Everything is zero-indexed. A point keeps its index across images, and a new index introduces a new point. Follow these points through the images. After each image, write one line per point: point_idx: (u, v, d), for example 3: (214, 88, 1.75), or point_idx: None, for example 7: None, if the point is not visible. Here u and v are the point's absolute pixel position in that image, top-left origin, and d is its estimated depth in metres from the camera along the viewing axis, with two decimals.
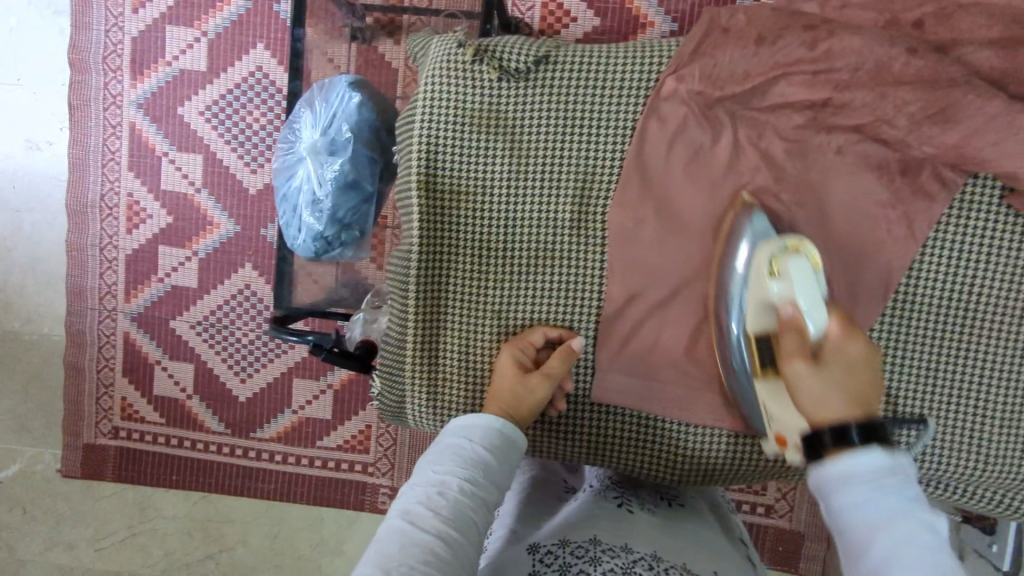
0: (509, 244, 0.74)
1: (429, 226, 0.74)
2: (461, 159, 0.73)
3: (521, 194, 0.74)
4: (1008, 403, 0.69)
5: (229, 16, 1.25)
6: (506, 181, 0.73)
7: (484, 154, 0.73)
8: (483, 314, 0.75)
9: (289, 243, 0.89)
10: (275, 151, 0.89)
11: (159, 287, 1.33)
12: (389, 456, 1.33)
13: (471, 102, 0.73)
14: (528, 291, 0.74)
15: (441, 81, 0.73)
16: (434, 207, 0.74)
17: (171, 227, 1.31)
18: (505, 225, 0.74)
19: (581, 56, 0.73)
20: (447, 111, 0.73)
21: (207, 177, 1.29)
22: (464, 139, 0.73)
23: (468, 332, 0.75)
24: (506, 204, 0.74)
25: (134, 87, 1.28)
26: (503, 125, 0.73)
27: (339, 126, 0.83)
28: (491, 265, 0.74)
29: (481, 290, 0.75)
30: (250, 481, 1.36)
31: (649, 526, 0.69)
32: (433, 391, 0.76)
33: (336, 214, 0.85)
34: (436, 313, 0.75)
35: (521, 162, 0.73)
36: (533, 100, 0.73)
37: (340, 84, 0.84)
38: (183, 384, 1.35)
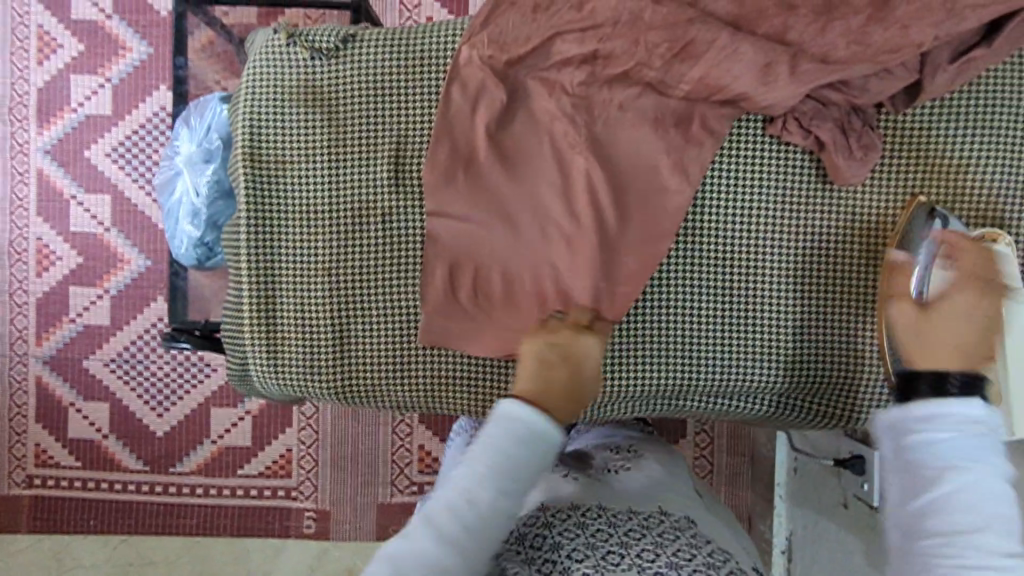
0: (332, 206, 0.79)
1: (258, 197, 0.79)
2: (284, 133, 0.79)
3: (341, 159, 0.79)
4: (791, 316, 0.77)
5: (131, 62, 1.32)
6: (325, 149, 0.79)
7: (304, 126, 0.79)
8: (313, 274, 0.79)
9: (173, 254, 0.93)
10: (159, 169, 0.95)
11: (71, 328, 1.33)
12: (312, 478, 1.34)
13: (289, 81, 0.79)
14: (353, 248, 0.78)
15: (261, 66, 0.79)
16: (262, 181, 0.79)
17: (81, 267, 1.33)
18: (328, 188, 0.79)
19: (388, 33, 0.80)
20: (267, 91, 0.79)
21: (116, 216, 1.33)
22: (285, 115, 0.79)
23: (301, 292, 0.79)
24: (328, 171, 0.79)
25: (41, 134, 1.32)
26: (320, 99, 0.79)
27: (212, 136, 0.89)
28: (319, 228, 0.79)
29: (310, 252, 0.79)
30: (170, 518, 1.34)
31: (592, 489, 0.78)
32: (271, 351, 0.79)
33: (215, 220, 0.89)
34: (270, 278, 0.79)
35: (338, 130, 0.79)
36: (346, 73, 0.79)
37: (212, 100, 0.90)
38: (98, 424, 1.34)
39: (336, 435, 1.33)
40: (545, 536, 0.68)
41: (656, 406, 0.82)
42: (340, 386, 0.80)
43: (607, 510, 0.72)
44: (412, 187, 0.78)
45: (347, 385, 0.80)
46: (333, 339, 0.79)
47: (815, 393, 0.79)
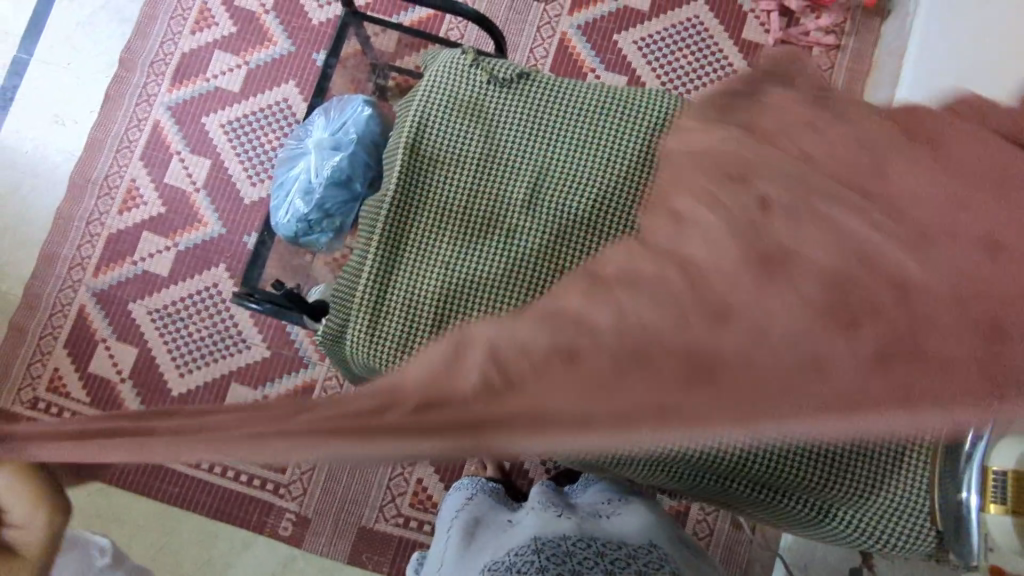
0: (467, 205, 0.83)
1: (404, 181, 0.85)
2: (444, 135, 0.86)
3: (487, 169, 0.85)
4: None
5: (272, 54, 1.43)
6: (476, 158, 0.85)
7: (462, 135, 0.86)
8: (433, 263, 0.80)
9: (273, 224, 1.00)
10: (285, 145, 1.03)
11: (130, 269, 1.38)
12: (303, 480, 1.32)
13: (460, 94, 0.87)
14: (471, 257, 0.80)
15: (442, 73, 0.88)
16: (412, 170, 0.85)
17: (160, 217, 1.39)
18: (467, 188, 0.84)
19: (558, 78, 0.89)
20: (440, 97, 0.87)
21: (209, 180, 1.40)
22: (449, 120, 0.86)
23: (418, 275, 0.80)
24: (472, 175, 0.85)
25: (169, 92, 1.43)
26: (482, 116, 0.87)
27: (347, 129, 0.97)
28: (451, 225, 0.82)
29: (435, 241, 0.82)
30: (152, 480, 1.31)
31: (582, 525, 0.86)
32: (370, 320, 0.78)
33: (323, 204, 0.95)
34: (394, 255, 0.81)
35: (492, 146, 0.86)
36: (512, 101, 0.87)
37: (356, 100, 0.99)
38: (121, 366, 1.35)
39: None
40: (534, 561, 0.75)
41: (713, 481, 0.81)
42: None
43: (594, 540, 0.81)
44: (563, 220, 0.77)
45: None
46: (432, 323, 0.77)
47: (861, 513, 0.76)
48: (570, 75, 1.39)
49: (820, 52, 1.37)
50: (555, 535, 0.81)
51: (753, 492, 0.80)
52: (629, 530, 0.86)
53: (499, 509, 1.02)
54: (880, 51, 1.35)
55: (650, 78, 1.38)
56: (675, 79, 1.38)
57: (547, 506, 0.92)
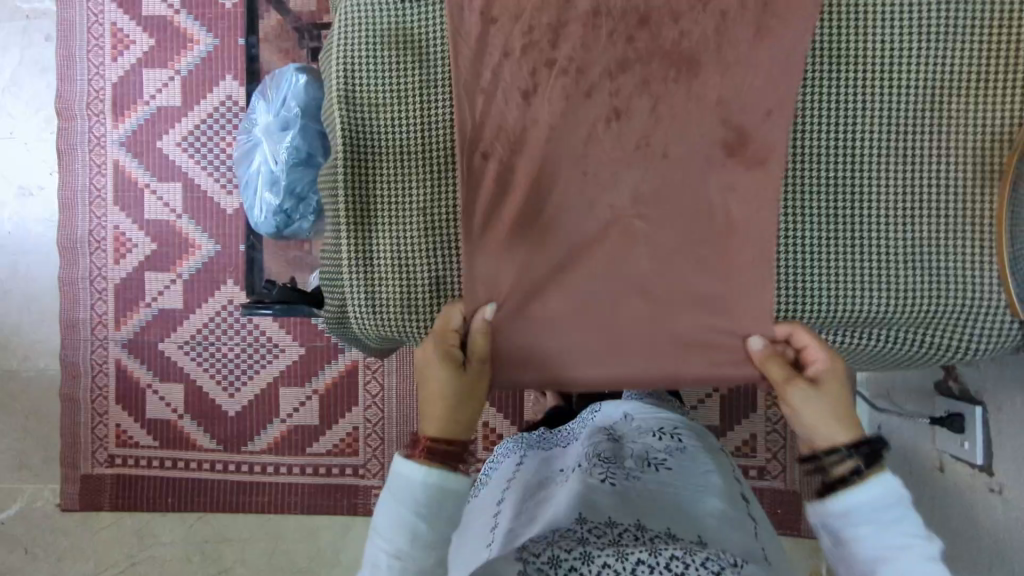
0: (428, 158, 0.68)
1: (348, 150, 0.68)
2: (376, 80, 0.67)
3: (438, 105, 0.68)
4: (933, 169, 0.65)
5: (199, 54, 1.36)
6: (421, 98, 0.68)
7: (396, 72, 0.68)
8: (411, 234, 0.68)
9: (253, 224, 0.96)
10: (237, 142, 0.97)
11: (147, 312, 1.38)
12: (379, 456, 1.34)
13: (376, 22, 0.67)
14: (449, 212, 0.68)
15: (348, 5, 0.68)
16: (353, 132, 0.68)
17: (155, 253, 1.37)
18: (420, 134, 0.68)
19: None
20: (353, 36, 0.67)
21: (186, 203, 1.37)
22: (375, 60, 0.67)
23: (399, 255, 0.68)
24: (423, 119, 0.68)
25: (116, 127, 1.38)
26: (410, 41, 0.67)
27: (288, 105, 0.90)
28: (415, 170, 0.68)
29: (406, 209, 0.68)
30: (242, 496, 1.36)
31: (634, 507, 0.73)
32: (368, 298, 0.69)
33: (293, 188, 0.91)
34: (366, 238, 0.69)
35: (434, 75, 0.68)
36: (439, 10, 0.67)
37: (289, 70, 0.92)
38: (174, 405, 1.38)
39: (401, 415, 1.33)
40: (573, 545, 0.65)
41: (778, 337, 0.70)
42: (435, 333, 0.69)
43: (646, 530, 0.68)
44: (1005, 30, 0.64)
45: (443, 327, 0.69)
46: (429, 283, 0.69)
47: (940, 298, 0.65)
48: None
49: None
50: (602, 512, 0.71)
51: (842, 338, 0.69)
52: (689, 513, 0.74)
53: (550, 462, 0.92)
54: None
55: None
56: None
57: (593, 460, 0.81)
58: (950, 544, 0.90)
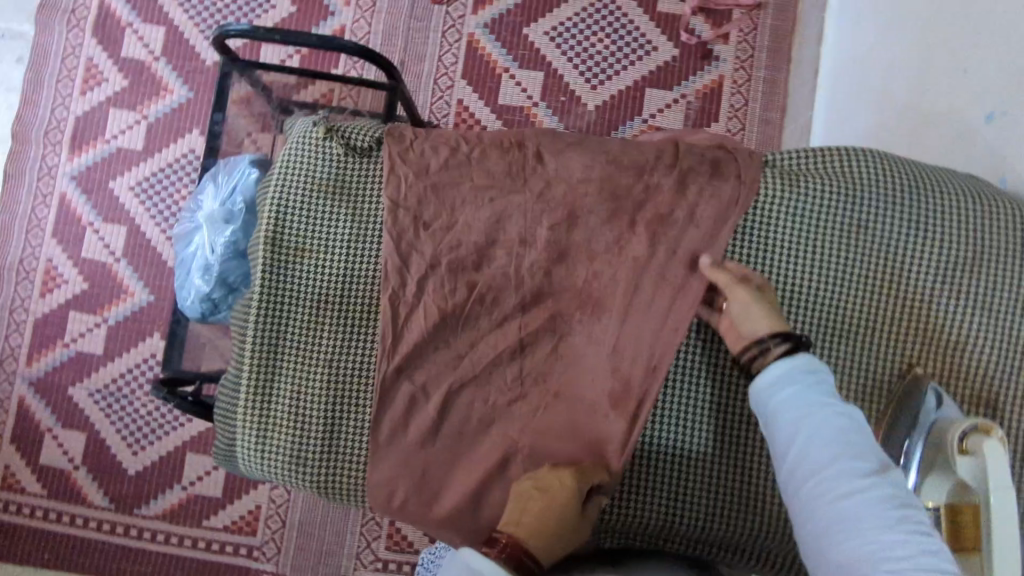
0: (342, 302, 0.72)
1: (267, 281, 0.72)
2: (304, 221, 0.72)
3: (360, 255, 0.72)
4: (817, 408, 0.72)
5: (171, 103, 1.35)
6: (346, 245, 0.72)
7: (327, 217, 0.73)
8: (313, 371, 0.72)
9: (179, 305, 0.93)
10: (180, 220, 0.96)
11: (63, 353, 1.32)
12: (276, 540, 1.28)
13: (317, 169, 0.73)
14: (353, 356, 0.72)
15: (294, 149, 0.74)
16: (275, 265, 0.72)
17: (84, 293, 1.33)
18: (337, 279, 0.72)
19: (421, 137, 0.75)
20: (293, 178, 0.73)
21: (127, 248, 1.33)
22: (308, 203, 0.73)
23: (299, 389, 0.72)
24: (344, 265, 0.72)
25: (70, 160, 1.35)
26: (345, 191, 0.73)
27: (235, 197, 0.90)
28: (328, 322, 0.72)
29: (314, 346, 0.72)
30: (125, 562, 1.29)
31: None
32: (258, 441, 0.71)
33: (225, 278, 0.89)
34: (269, 366, 0.72)
35: (362, 226, 0.73)
36: (378, 169, 0.74)
37: (243, 162, 0.92)
38: (72, 454, 1.31)
39: (307, 499, 1.28)
40: None
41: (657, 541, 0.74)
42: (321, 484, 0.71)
43: None
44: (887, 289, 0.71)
45: (331, 479, 0.71)
46: (322, 434, 0.71)
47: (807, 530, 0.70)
48: (481, 77, 1.32)
49: (741, 14, 1.30)
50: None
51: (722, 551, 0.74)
52: None
53: None
54: (802, 6, 1.28)
55: (574, 76, 1.31)
56: (593, 66, 1.31)
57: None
58: None
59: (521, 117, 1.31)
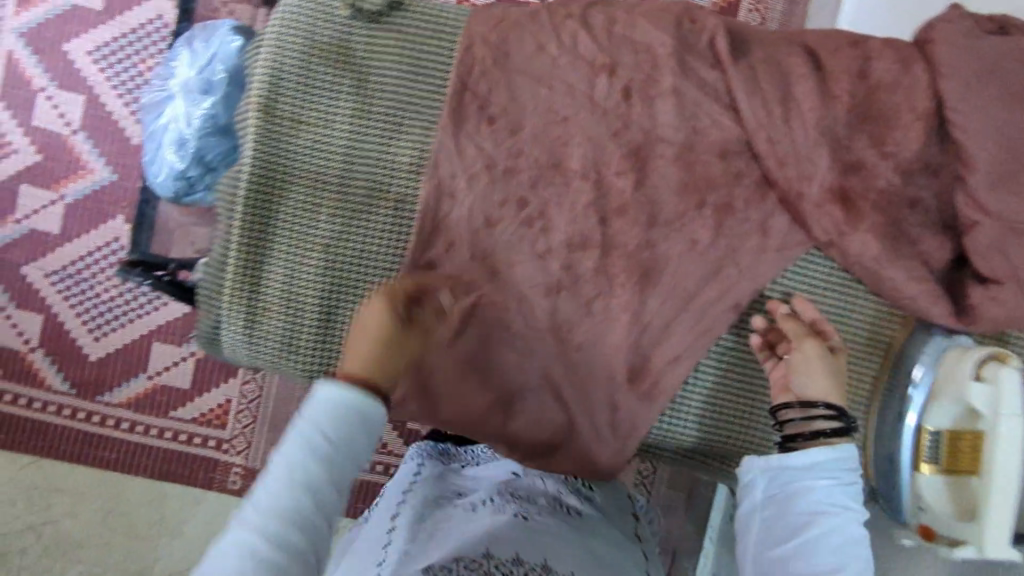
0: (343, 179, 0.70)
1: (262, 151, 0.70)
2: (304, 90, 0.70)
3: (365, 131, 0.70)
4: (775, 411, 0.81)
5: None
6: (351, 119, 0.70)
7: (329, 88, 0.70)
8: (310, 249, 0.70)
9: (149, 182, 0.86)
10: (149, 89, 0.88)
11: (14, 230, 1.23)
12: (247, 434, 1.27)
13: (320, 35, 0.70)
14: (355, 235, 0.71)
15: (294, 12, 0.71)
16: (269, 133, 0.70)
17: (38, 166, 1.22)
18: (340, 154, 0.70)
19: (430, 12, 0.72)
20: (293, 43, 0.70)
21: (86, 120, 1.22)
22: (310, 71, 0.70)
23: (294, 266, 0.71)
24: (347, 139, 0.70)
25: (18, 15, 1.21)
26: (351, 60, 0.70)
27: (213, 67, 0.82)
28: (328, 201, 0.70)
29: (312, 223, 0.70)
30: (87, 448, 1.26)
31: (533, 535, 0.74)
32: (248, 324, 0.70)
33: (201, 156, 0.82)
34: (262, 240, 0.71)
35: (368, 99, 0.70)
36: (386, 40, 0.71)
37: (224, 28, 0.83)
38: (28, 336, 1.25)
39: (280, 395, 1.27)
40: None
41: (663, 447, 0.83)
42: (316, 369, 0.71)
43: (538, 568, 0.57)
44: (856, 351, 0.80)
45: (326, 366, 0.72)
46: (318, 322, 0.71)
47: None
48: None
49: None
50: (538, 554, 0.57)
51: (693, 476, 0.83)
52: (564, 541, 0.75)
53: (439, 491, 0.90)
54: None
55: None
56: None
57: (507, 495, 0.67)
58: None
59: None
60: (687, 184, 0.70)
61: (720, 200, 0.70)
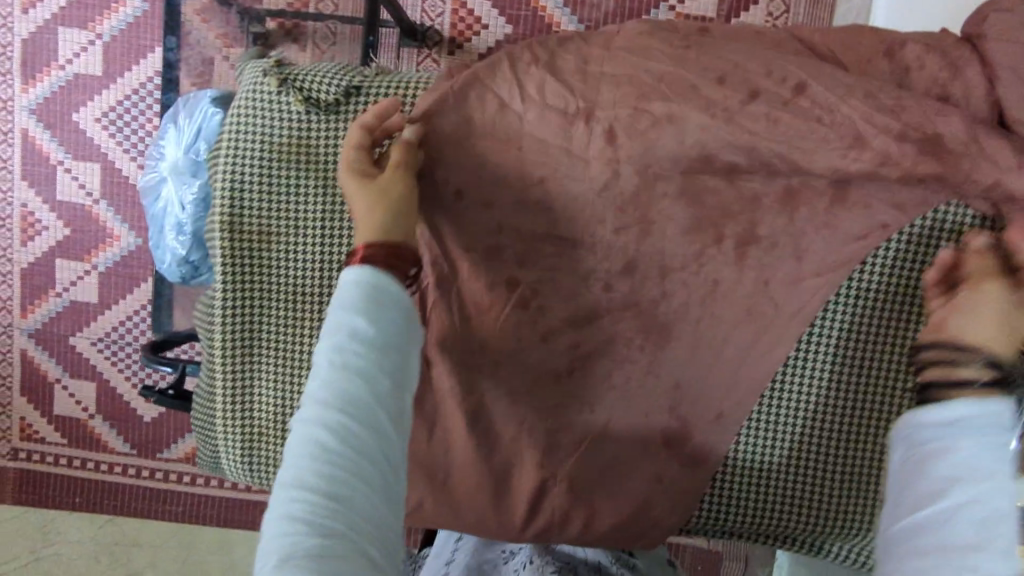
0: (323, 291, 0.64)
1: (231, 272, 0.64)
2: (267, 203, 0.63)
3: (339, 238, 0.64)
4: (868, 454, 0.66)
5: (125, 17, 1.18)
6: (322, 226, 0.63)
7: (293, 195, 0.63)
8: (298, 367, 0.66)
9: (157, 267, 0.84)
10: (144, 171, 0.85)
11: (56, 303, 1.26)
12: None
13: (274, 138, 0.63)
14: None
15: (243, 114, 0.63)
16: (236, 253, 0.64)
17: (67, 239, 1.24)
18: (316, 265, 0.64)
19: (395, 91, 0.63)
20: (246, 150, 0.62)
21: (105, 188, 1.22)
22: (269, 181, 0.63)
23: (285, 385, 0.66)
24: (321, 249, 0.63)
25: (25, 92, 1.21)
26: (312, 162, 0.63)
27: (201, 143, 0.78)
28: (310, 316, 0.65)
29: (297, 341, 0.65)
30: (155, 504, 1.31)
31: None
32: (248, 445, 0.67)
33: (202, 238, 0.79)
34: (248, 362, 0.66)
35: (337, 203, 0.63)
36: (348, 133, 0.62)
37: (205, 100, 0.79)
38: (84, 403, 1.29)
39: None
40: None
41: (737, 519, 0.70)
42: None
43: None
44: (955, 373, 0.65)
45: None
46: None
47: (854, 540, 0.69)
48: None
49: None
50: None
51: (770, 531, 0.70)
52: None
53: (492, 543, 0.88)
54: None
55: None
56: None
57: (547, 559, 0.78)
58: None
59: (527, 13, 1.12)
60: (710, 223, 0.62)
61: (750, 235, 0.62)
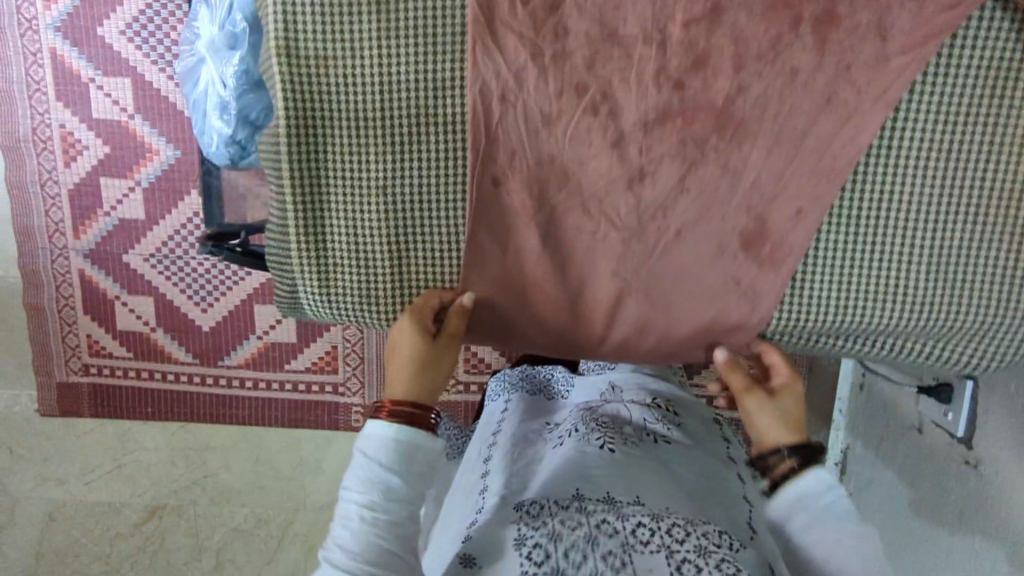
0: (386, 113, 0.63)
1: (293, 99, 0.62)
2: (322, 20, 0.60)
3: (398, 53, 0.61)
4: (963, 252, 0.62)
5: None
6: (380, 42, 0.61)
7: (348, 10, 0.60)
8: (367, 194, 0.65)
9: (204, 152, 0.85)
10: (180, 58, 0.85)
11: (106, 222, 1.29)
12: (358, 375, 1.34)
13: None
14: (409, 172, 0.64)
15: None
16: (296, 78, 0.62)
17: (108, 157, 1.26)
18: (377, 84, 0.62)
19: None
20: None
21: (139, 102, 1.23)
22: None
23: (355, 216, 0.66)
24: (381, 67, 0.61)
25: (48, 9, 1.20)
26: None
27: (235, 16, 0.78)
28: (375, 140, 0.63)
29: (364, 168, 0.64)
30: (222, 409, 1.37)
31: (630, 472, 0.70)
32: (324, 279, 0.67)
33: (247, 115, 0.80)
34: (317, 195, 0.65)
35: (393, 14, 0.60)
36: None
37: None
38: (145, 317, 1.34)
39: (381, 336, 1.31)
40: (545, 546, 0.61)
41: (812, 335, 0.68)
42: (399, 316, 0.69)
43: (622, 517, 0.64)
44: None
45: None
46: (391, 269, 0.67)
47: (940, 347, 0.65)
48: None
49: None
50: (601, 488, 0.67)
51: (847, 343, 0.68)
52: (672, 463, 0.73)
53: (539, 411, 0.89)
54: None
55: None
56: None
57: (591, 425, 0.76)
58: (919, 479, 0.94)
59: None
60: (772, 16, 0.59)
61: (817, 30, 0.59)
